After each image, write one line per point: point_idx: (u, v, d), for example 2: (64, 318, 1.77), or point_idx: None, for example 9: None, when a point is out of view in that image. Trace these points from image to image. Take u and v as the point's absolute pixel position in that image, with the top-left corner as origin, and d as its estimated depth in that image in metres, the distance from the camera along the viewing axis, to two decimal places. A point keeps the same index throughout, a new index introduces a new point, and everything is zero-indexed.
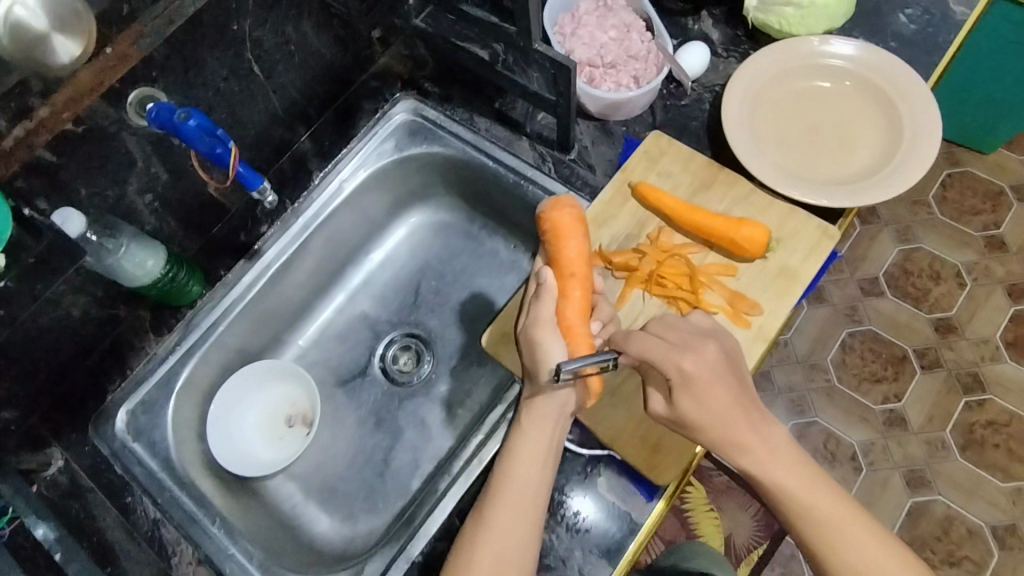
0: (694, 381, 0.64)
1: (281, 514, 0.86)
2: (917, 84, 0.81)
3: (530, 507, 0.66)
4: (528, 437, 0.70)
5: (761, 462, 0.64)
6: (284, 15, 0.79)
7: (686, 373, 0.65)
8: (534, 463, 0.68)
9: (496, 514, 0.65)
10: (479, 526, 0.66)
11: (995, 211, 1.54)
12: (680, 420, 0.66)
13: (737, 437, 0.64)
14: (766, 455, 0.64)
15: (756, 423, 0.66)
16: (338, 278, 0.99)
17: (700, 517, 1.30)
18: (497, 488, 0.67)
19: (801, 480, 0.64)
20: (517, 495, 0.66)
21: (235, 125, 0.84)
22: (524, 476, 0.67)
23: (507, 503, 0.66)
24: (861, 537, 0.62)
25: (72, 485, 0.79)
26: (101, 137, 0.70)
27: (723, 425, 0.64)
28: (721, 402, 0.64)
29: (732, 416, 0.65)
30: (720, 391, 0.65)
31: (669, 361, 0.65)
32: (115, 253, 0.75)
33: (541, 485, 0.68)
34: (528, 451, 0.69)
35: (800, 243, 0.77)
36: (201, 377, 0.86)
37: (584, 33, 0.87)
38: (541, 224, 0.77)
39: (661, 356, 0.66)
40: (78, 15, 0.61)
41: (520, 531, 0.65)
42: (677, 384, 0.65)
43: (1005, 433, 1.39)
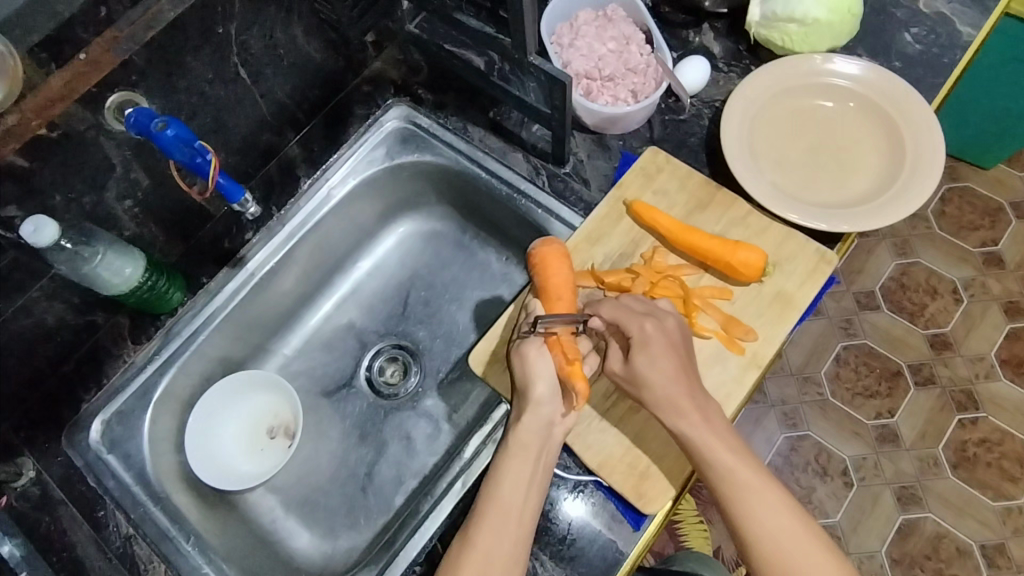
0: (651, 343, 0.67)
1: (259, 528, 0.84)
2: (921, 107, 0.79)
3: (518, 528, 0.64)
4: (516, 456, 0.67)
5: (698, 431, 0.65)
6: (272, 17, 0.77)
7: (645, 334, 0.67)
8: (521, 482, 0.66)
9: (481, 534, 0.64)
10: (464, 545, 0.64)
11: (993, 227, 1.52)
12: (633, 380, 0.67)
13: (681, 407, 0.65)
14: (705, 429, 0.65)
15: (702, 401, 0.66)
16: (325, 286, 0.97)
17: (689, 529, 1.28)
18: (483, 508, 0.65)
19: (736, 457, 0.64)
20: (497, 524, 0.64)
21: (220, 129, 0.82)
22: (510, 495, 0.65)
23: (492, 523, 0.64)
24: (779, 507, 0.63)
25: (43, 496, 0.77)
26: (78, 142, 0.68)
27: (672, 391, 0.66)
28: (672, 369, 0.66)
29: (677, 382, 0.66)
30: (672, 360, 0.67)
31: (634, 323, 0.68)
32: (91, 261, 0.72)
33: (529, 505, 0.66)
34: (516, 472, 0.67)
35: (796, 268, 0.75)
36: (180, 387, 0.84)
37: (582, 44, 0.85)
38: (530, 259, 0.76)
39: (627, 315, 0.69)
40: (3, 57, 0.63)
41: (506, 552, 0.63)
42: (636, 341, 0.67)
43: (997, 452, 1.38)
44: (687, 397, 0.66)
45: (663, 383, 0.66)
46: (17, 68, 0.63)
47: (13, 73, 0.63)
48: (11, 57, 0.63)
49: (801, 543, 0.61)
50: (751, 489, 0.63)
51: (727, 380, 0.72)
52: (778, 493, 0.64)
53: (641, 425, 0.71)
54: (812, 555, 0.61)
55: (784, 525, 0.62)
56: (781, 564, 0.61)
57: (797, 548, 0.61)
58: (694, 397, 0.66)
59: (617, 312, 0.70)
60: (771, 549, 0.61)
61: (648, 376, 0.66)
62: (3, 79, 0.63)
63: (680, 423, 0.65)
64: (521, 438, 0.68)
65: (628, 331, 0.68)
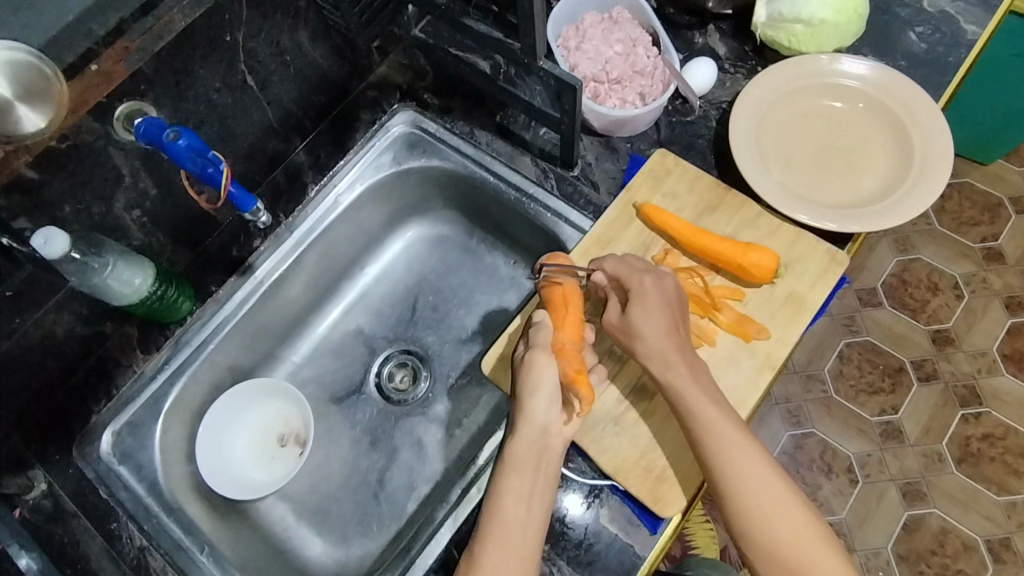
0: (649, 297, 0.69)
1: (272, 537, 0.84)
2: (928, 106, 0.79)
3: (524, 544, 0.64)
4: (515, 470, 0.67)
5: (684, 384, 0.67)
6: (279, 24, 0.77)
7: (644, 288, 0.69)
8: (524, 497, 0.66)
9: (488, 552, 0.63)
10: (471, 563, 0.64)
11: (993, 222, 1.53)
12: (628, 331, 0.70)
13: (672, 364, 0.67)
14: (693, 383, 0.67)
15: (690, 357, 0.69)
16: (333, 293, 0.97)
17: (696, 530, 1.29)
18: (488, 525, 0.65)
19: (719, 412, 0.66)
20: (502, 536, 0.64)
21: (227, 137, 0.82)
22: (514, 512, 0.65)
23: (497, 540, 0.64)
24: (752, 458, 0.65)
25: (55, 509, 0.76)
26: (87, 153, 0.67)
27: (665, 346, 0.68)
28: (665, 325, 0.69)
29: (667, 338, 0.68)
30: (666, 315, 0.69)
31: (635, 276, 0.70)
32: (101, 272, 0.72)
33: (535, 520, 0.65)
34: (519, 485, 0.66)
35: (808, 269, 0.75)
36: (191, 397, 0.83)
37: (588, 47, 0.85)
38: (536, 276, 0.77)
39: (629, 271, 0.71)
40: (47, 81, 0.62)
41: (514, 568, 0.62)
42: (635, 294, 0.69)
43: (1002, 447, 1.38)
44: (677, 352, 0.68)
45: (652, 337, 0.68)
46: (64, 91, 0.63)
47: (59, 97, 0.63)
48: (57, 81, 0.63)
49: (775, 496, 0.64)
50: (733, 445, 0.64)
51: (741, 382, 0.72)
52: (752, 444, 0.65)
53: (655, 427, 0.71)
54: (785, 507, 0.64)
55: (755, 477, 0.64)
56: (751, 511, 0.64)
57: (766, 500, 0.64)
58: (682, 351, 0.68)
59: (619, 265, 0.72)
60: (748, 500, 0.64)
61: (643, 328, 0.69)
62: (50, 104, 0.63)
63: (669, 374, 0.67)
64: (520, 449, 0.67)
65: (628, 285, 0.70)
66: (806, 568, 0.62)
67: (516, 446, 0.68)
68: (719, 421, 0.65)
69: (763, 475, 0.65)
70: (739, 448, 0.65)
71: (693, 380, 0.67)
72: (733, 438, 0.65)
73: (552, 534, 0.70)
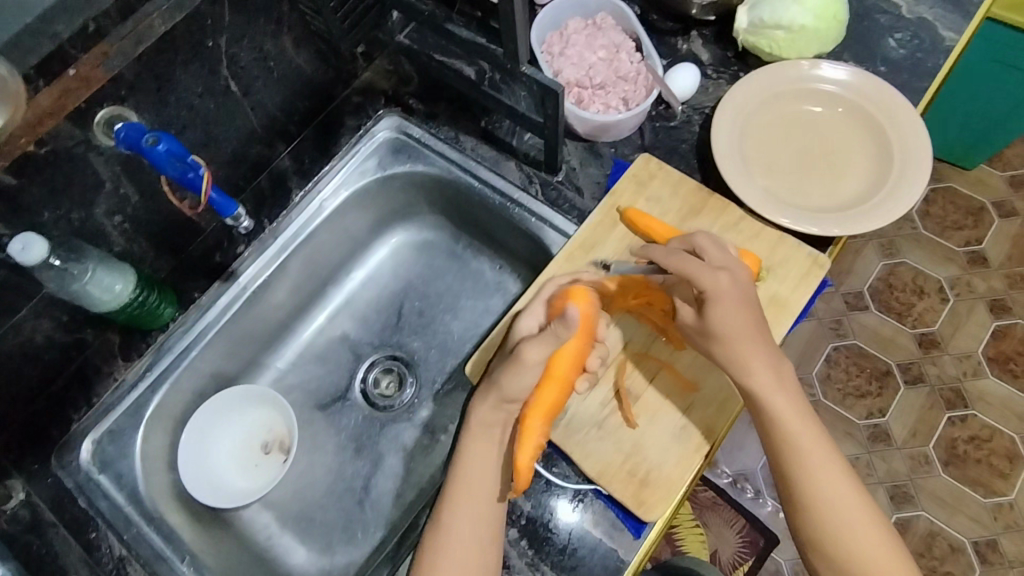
0: (724, 295, 0.67)
1: (255, 545, 0.83)
2: (907, 112, 0.80)
3: (486, 507, 0.68)
4: (480, 441, 0.71)
5: (761, 379, 0.67)
6: (262, 30, 0.77)
7: (717, 288, 0.67)
8: (488, 461, 0.70)
9: (454, 516, 0.67)
10: (436, 529, 0.67)
11: (976, 226, 1.55)
12: (706, 331, 0.68)
13: (755, 365, 0.67)
14: (775, 384, 0.67)
15: (773, 356, 0.68)
16: (319, 298, 0.96)
17: (687, 534, 1.28)
18: (453, 491, 0.68)
19: (801, 420, 0.67)
20: (473, 502, 0.67)
21: (210, 143, 0.81)
22: (484, 481, 0.69)
23: (463, 504, 0.67)
24: (820, 452, 0.66)
25: (33, 519, 0.75)
26: (66, 158, 0.67)
27: (741, 345, 0.67)
28: (746, 320, 0.67)
29: (748, 335, 0.67)
30: (745, 313, 0.67)
31: (700, 278, 0.68)
32: (80, 278, 0.71)
33: (493, 488, 0.69)
34: (486, 454, 0.70)
35: (790, 272, 0.76)
36: (173, 404, 0.83)
37: (572, 53, 0.85)
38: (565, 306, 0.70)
39: (697, 268, 0.68)
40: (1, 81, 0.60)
41: (484, 533, 0.66)
42: (710, 295, 0.67)
43: (987, 449, 1.39)
44: (760, 354, 0.67)
45: (731, 331, 0.66)
46: (19, 92, 0.61)
47: (15, 97, 0.61)
48: (13, 81, 0.61)
49: (842, 495, 0.65)
50: (816, 455, 0.66)
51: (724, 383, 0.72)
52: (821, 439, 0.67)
53: (638, 432, 0.71)
54: (850, 504, 0.65)
55: (822, 471, 0.66)
56: (815, 501, 0.65)
57: (831, 494, 0.65)
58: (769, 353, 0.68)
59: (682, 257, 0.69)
60: (821, 498, 0.65)
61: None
62: (6, 104, 0.61)
63: (752, 378, 0.67)
64: (484, 420, 0.71)
65: (700, 284, 0.68)
66: (862, 561, 0.63)
67: (480, 415, 0.71)
68: (805, 430, 0.67)
69: (843, 487, 0.65)
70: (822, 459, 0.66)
71: (780, 385, 0.67)
72: (812, 446, 0.66)
73: (536, 539, 0.70)
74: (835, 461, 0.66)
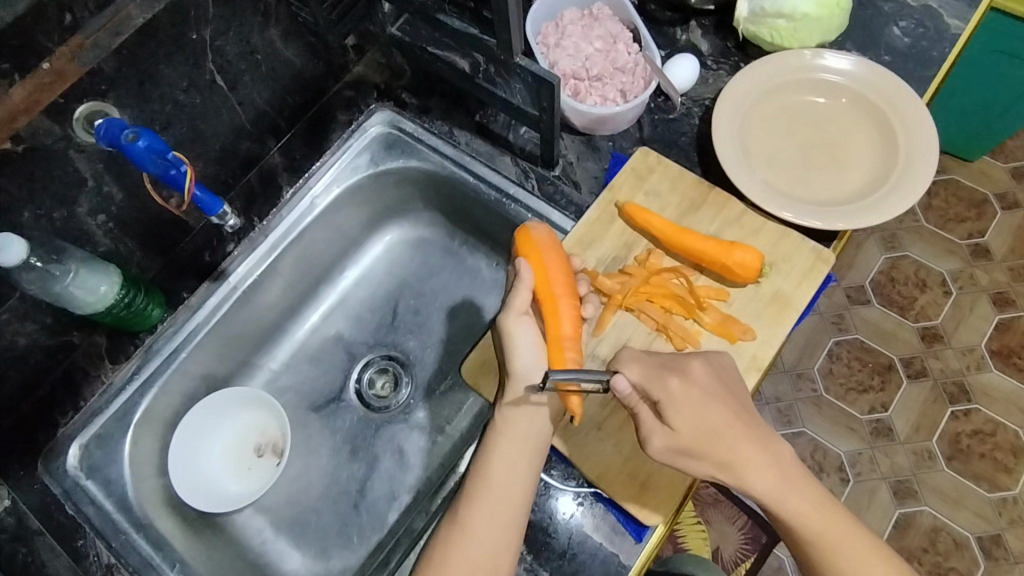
0: (681, 402, 0.62)
1: (248, 550, 0.82)
2: (913, 102, 0.78)
3: (508, 506, 0.64)
4: (505, 438, 0.67)
5: (754, 465, 0.62)
6: (248, 22, 0.75)
7: (673, 395, 0.62)
8: (518, 461, 0.66)
9: (473, 517, 0.64)
10: (454, 530, 0.64)
11: (980, 219, 1.53)
12: (676, 445, 0.62)
13: (740, 463, 0.62)
14: (782, 484, 0.63)
15: (760, 438, 0.63)
16: (312, 297, 0.94)
17: (689, 533, 1.26)
18: (474, 489, 0.66)
19: (803, 493, 0.63)
20: (494, 498, 0.64)
21: (197, 139, 0.79)
22: (507, 482, 0.65)
23: (483, 504, 0.64)
24: (832, 521, 0.62)
25: (19, 526, 0.74)
26: (46, 156, 0.65)
27: (721, 447, 0.62)
28: (722, 419, 0.62)
29: (728, 428, 0.62)
30: (718, 408, 0.63)
31: (656, 384, 0.63)
32: (63, 280, 0.70)
33: (518, 487, 0.65)
34: (511, 452, 0.66)
35: (793, 267, 0.74)
36: (163, 408, 0.81)
37: (568, 44, 0.83)
38: (523, 251, 0.72)
39: (653, 376, 0.63)
40: None
41: (502, 532, 0.63)
42: (665, 404, 0.62)
43: (991, 443, 1.38)
44: (746, 446, 0.62)
45: (716, 438, 0.62)
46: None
47: None
48: None
49: (863, 557, 0.61)
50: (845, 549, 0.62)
51: None
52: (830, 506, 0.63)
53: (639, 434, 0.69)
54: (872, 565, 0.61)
55: (840, 539, 0.62)
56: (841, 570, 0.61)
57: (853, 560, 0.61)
58: (771, 448, 0.64)
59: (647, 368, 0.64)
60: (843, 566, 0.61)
61: (697, 364, 0.65)
62: None
63: (755, 482, 0.62)
64: (512, 419, 0.67)
65: (653, 394, 0.63)
66: None
67: (512, 411, 0.68)
68: (832, 528, 0.62)
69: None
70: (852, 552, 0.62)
71: (791, 485, 0.63)
72: (822, 518, 0.62)
73: (535, 543, 0.69)
74: (867, 547, 0.62)
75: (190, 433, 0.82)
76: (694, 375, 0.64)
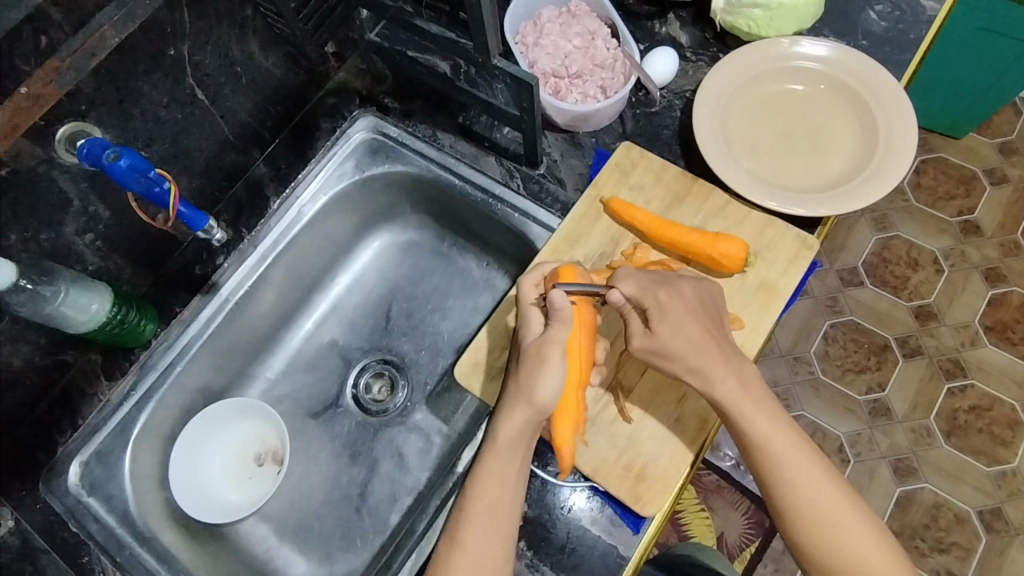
0: (669, 310, 0.66)
1: (253, 559, 0.82)
2: (891, 85, 0.78)
3: (500, 525, 0.64)
4: (499, 457, 0.65)
5: (721, 377, 0.65)
6: (226, 35, 0.75)
7: (662, 304, 0.66)
8: (507, 481, 0.65)
9: (467, 536, 0.63)
10: (449, 550, 0.64)
11: (969, 195, 1.53)
12: (658, 351, 0.66)
13: (718, 375, 0.65)
14: (742, 394, 0.65)
15: (732, 356, 0.66)
16: (305, 305, 0.95)
17: (692, 519, 1.28)
18: (472, 512, 0.64)
19: (753, 402, 0.65)
20: (487, 519, 0.64)
21: (181, 154, 0.80)
22: (498, 501, 0.64)
23: (478, 526, 0.63)
24: (772, 422, 0.65)
25: (23, 546, 0.74)
26: (30, 178, 0.65)
27: (701, 355, 0.65)
28: (699, 333, 0.65)
29: (703, 342, 0.65)
30: (697, 325, 0.66)
31: (648, 294, 0.67)
32: (53, 301, 0.70)
33: (507, 501, 0.65)
34: (503, 469, 0.65)
35: (778, 254, 0.74)
36: (160, 422, 0.81)
37: (546, 42, 0.83)
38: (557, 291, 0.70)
39: (645, 286, 0.68)
40: None
41: (493, 553, 0.63)
42: (653, 312, 0.66)
43: (988, 418, 1.39)
44: (722, 362, 0.65)
45: (696, 350, 0.65)
46: None
47: None
48: None
49: (797, 454, 0.65)
50: (793, 461, 0.64)
51: None
52: (776, 409, 0.66)
53: (631, 427, 0.70)
54: (805, 463, 0.64)
55: (779, 437, 0.65)
56: (776, 464, 0.64)
57: (789, 453, 0.64)
58: (732, 360, 0.66)
59: (644, 286, 0.68)
60: (779, 460, 0.64)
61: (686, 287, 0.68)
62: None
63: (716, 387, 0.64)
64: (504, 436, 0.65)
65: (644, 303, 0.67)
66: (828, 511, 0.63)
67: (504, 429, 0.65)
68: (774, 427, 0.65)
69: (814, 475, 0.64)
70: (798, 463, 0.64)
71: (745, 393, 0.65)
72: (763, 419, 0.65)
73: (536, 539, 0.70)
74: (800, 443, 0.65)
75: (189, 455, 0.82)
76: (682, 293, 0.67)
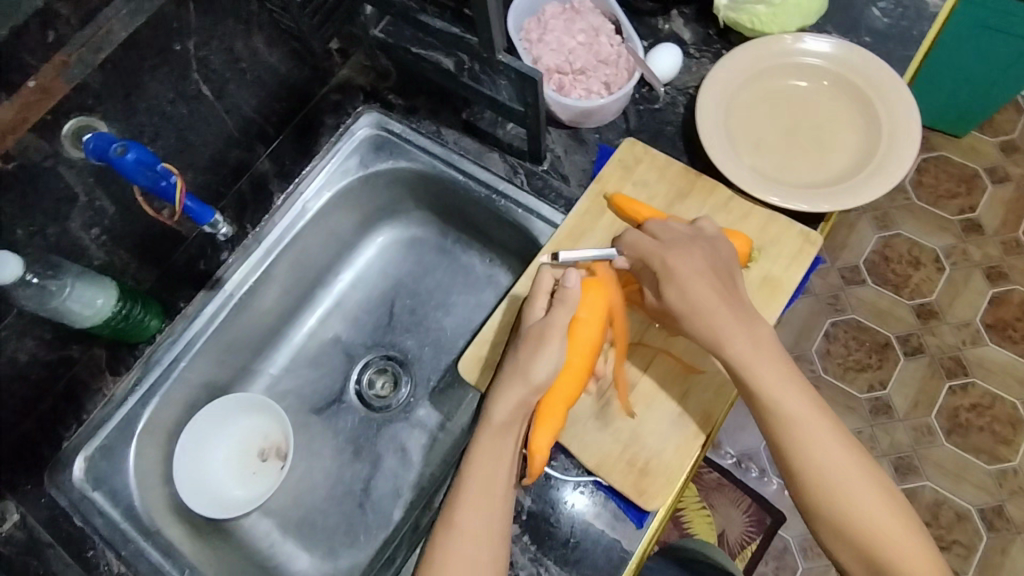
0: (676, 272, 0.66)
1: (257, 553, 0.83)
2: (894, 81, 0.78)
3: (496, 502, 0.64)
4: (495, 437, 0.65)
5: (734, 336, 0.65)
6: (231, 31, 0.75)
7: (669, 266, 0.67)
8: (504, 457, 0.65)
9: (465, 515, 0.63)
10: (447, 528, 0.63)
11: (970, 194, 1.54)
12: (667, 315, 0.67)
13: (730, 334, 0.65)
14: (755, 352, 0.65)
15: (744, 316, 0.66)
16: (309, 301, 0.95)
17: (693, 516, 1.28)
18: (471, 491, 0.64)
19: (767, 364, 0.65)
20: (485, 496, 0.64)
21: (186, 149, 0.80)
22: (496, 478, 0.65)
23: (476, 505, 0.63)
24: (786, 387, 0.65)
25: (29, 540, 0.74)
26: (36, 173, 0.65)
27: (709, 314, 0.65)
28: (708, 294, 0.66)
29: (711, 302, 0.65)
30: (706, 285, 0.66)
31: (656, 257, 0.68)
32: (59, 295, 0.70)
33: (504, 481, 0.65)
34: (500, 449, 0.65)
35: (782, 249, 0.75)
36: (165, 417, 0.81)
37: (550, 38, 0.83)
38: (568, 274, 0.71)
39: (651, 250, 0.69)
40: None
41: (491, 531, 0.63)
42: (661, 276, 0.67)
43: (989, 416, 1.39)
44: (732, 319, 0.65)
45: (705, 312, 0.65)
46: None
47: None
48: None
49: (810, 421, 0.65)
50: (807, 429, 0.64)
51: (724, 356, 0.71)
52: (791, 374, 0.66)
53: (636, 418, 0.70)
54: (818, 431, 0.64)
55: (792, 402, 0.65)
56: (790, 431, 0.64)
57: (803, 419, 0.65)
58: (746, 321, 0.66)
59: (650, 247, 0.69)
60: (792, 426, 0.64)
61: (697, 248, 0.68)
62: None
63: (730, 346, 0.65)
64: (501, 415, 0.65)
65: (653, 266, 0.68)
66: (841, 480, 0.63)
67: (500, 408, 0.65)
68: (787, 391, 0.65)
69: (828, 443, 0.64)
70: (812, 432, 0.64)
71: (759, 354, 0.65)
72: (777, 383, 0.65)
73: (540, 533, 0.70)
74: (814, 411, 0.65)
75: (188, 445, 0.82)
76: (691, 256, 0.67)
